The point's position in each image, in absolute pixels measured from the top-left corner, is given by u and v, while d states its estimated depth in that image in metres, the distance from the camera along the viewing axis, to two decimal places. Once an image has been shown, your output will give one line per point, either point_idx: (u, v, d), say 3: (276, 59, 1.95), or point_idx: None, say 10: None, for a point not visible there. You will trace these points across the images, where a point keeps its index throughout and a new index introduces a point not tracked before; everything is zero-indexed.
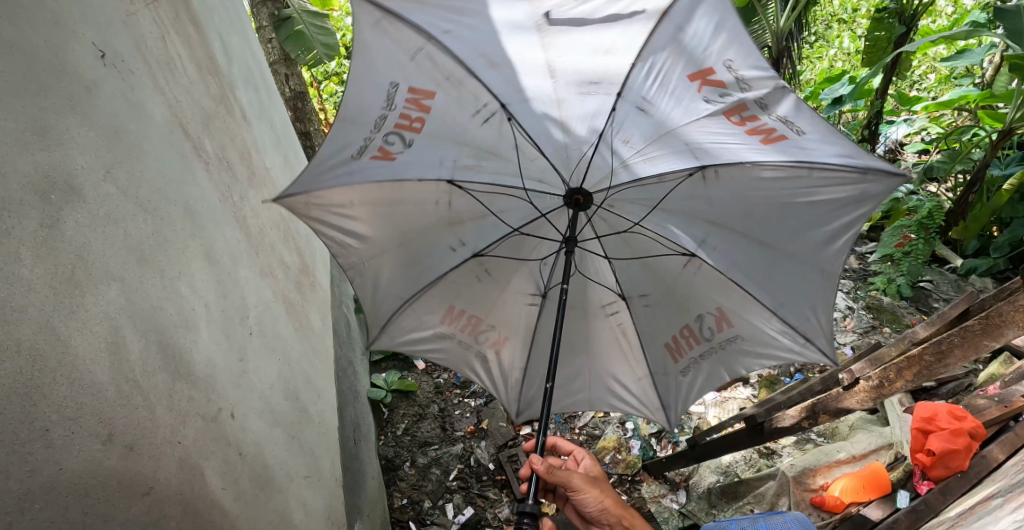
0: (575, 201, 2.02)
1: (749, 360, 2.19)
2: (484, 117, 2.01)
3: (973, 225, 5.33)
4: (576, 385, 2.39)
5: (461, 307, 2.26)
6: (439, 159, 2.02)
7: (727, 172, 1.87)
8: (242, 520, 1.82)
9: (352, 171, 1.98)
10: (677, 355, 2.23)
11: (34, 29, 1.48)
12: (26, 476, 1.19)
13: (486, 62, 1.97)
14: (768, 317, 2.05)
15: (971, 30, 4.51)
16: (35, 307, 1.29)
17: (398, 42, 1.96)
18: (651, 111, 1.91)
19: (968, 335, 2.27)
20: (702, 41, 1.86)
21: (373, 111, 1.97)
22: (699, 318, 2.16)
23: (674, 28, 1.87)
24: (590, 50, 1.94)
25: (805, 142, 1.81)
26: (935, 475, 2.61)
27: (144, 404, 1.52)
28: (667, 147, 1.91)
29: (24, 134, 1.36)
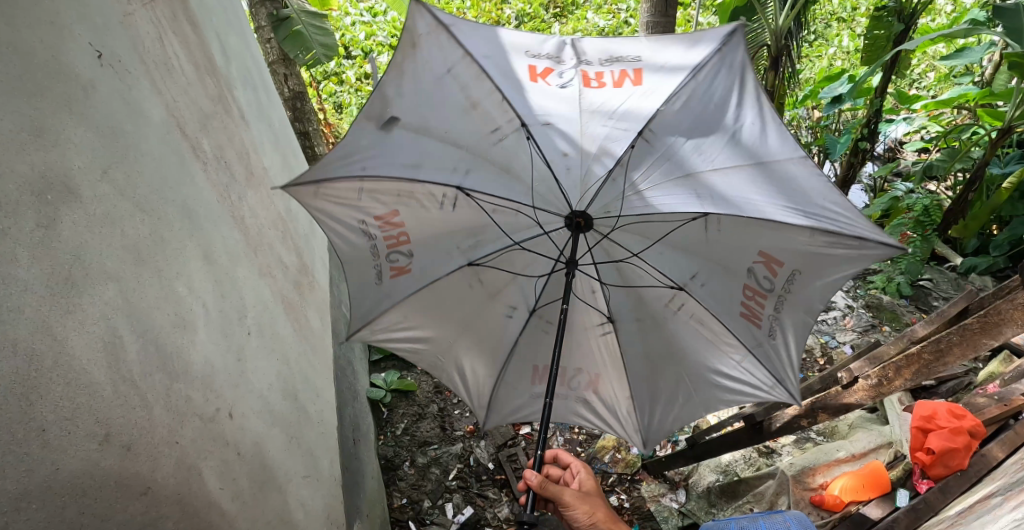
0: (576, 225, 1.98)
1: (821, 283, 1.97)
2: (451, 206, 2.08)
3: (972, 224, 5.33)
4: (675, 397, 2.23)
5: (544, 363, 2.33)
6: (448, 248, 2.18)
7: (661, 119, 1.93)
8: (241, 520, 1.82)
9: (382, 291, 2.24)
10: (756, 319, 2.03)
11: (30, 30, 1.48)
12: (23, 476, 1.19)
13: (415, 165, 2.05)
14: (807, 231, 1.86)
15: (970, 28, 4.51)
16: (31, 307, 1.29)
17: (342, 192, 2.08)
18: (558, 109, 2.04)
19: (967, 333, 2.28)
20: (530, 57, 2.14)
21: (363, 243, 2.18)
22: (749, 272, 1.99)
23: (494, 59, 2.12)
24: (488, 95, 2.06)
25: (660, 64, 2.05)
26: (934, 474, 2.61)
27: (141, 404, 1.52)
28: (599, 122, 1.99)
29: (20, 134, 1.36)
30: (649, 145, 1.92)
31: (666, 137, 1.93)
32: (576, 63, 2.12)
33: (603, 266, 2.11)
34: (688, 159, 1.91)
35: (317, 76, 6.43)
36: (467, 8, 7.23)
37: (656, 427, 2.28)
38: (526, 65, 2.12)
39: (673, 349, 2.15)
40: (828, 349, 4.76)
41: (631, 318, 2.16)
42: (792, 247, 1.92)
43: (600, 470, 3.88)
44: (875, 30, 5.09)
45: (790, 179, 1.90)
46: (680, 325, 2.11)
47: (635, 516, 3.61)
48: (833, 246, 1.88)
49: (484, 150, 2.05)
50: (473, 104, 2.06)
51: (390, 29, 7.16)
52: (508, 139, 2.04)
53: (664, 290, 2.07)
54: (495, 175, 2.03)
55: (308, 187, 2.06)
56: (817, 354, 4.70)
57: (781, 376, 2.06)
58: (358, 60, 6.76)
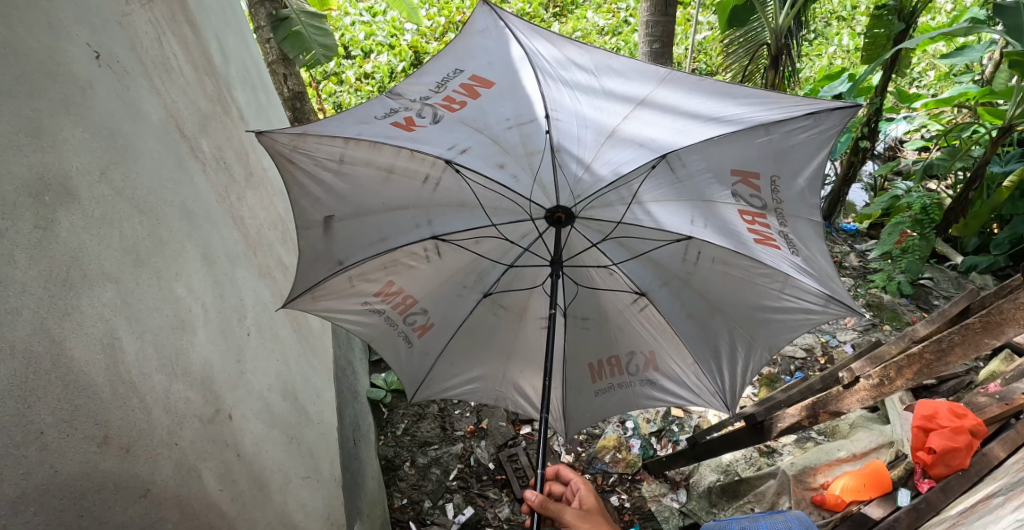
0: (558, 220, 1.95)
1: (803, 180, 1.91)
2: (437, 255, 2.12)
3: (973, 222, 5.39)
4: (736, 347, 2.11)
5: (593, 360, 2.25)
6: (458, 291, 2.19)
7: (547, 102, 2.01)
8: (240, 522, 1.81)
9: (418, 351, 2.27)
10: (772, 242, 1.93)
11: (26, 29, 1.47)
12: (21, 479, 1.18)
13: (383, 237, 2.07)
14: (760, 128, 1.84)
15: (970, 27, 4.49)
16: (28, 309, 1.28)
17: (333, 286, 2.12)
18: (457, 136, 1.95)
19: (969, 333, 2.26)
20: (384, 119, 2.00)
21: (377, 320, 2.23)
22: (736, 198, 1.93)
23: (358, 126, 1.96)
24: (414, 140, 1.93)
25: (480, 62, 2.12)
26: (935, 473, 2.61)
27: (140, 406, 1.51)
28: (502, 124, 2.00)
29: (17, 135, 1.35)
30: (560, 125, 1.98)
31: (565, 116, 1.99)
32: (421, 102, 2.05)
33: (603, 245, 2.04)
34: (598, 127, 1.96)
35: (316, 76, 6.43)
36: (466, 8, 7.23)
37: (731, 385, 2.16)
38: (390, 125, 1.97)
39: (708, 301, 2.05)
40: (828, 348, 4.74)
41: (658, 286, 2.06)
42: (758, 154, 1.88)
43: (601, 470, 3.87)
44: (875, 29, 5.07)
45: (687, 100, 1.95)
46: (707, 274, 2.00)
47: (636, 516, 3.61)
48: (792, 133, 1.86)
49: (428, 199, 2.04)
50: (389, 169, 1.98)
51: (389, 28, 7.14)
52: (443, 180, 2.00)
53: (673, 247, 1.96)
54: (454, 212, 2.06)
55: (305, 297, 2.12)
56: (818, 353, 4.68)
57: (830, 290, 1.90)
58: (358, 60, 6.76)
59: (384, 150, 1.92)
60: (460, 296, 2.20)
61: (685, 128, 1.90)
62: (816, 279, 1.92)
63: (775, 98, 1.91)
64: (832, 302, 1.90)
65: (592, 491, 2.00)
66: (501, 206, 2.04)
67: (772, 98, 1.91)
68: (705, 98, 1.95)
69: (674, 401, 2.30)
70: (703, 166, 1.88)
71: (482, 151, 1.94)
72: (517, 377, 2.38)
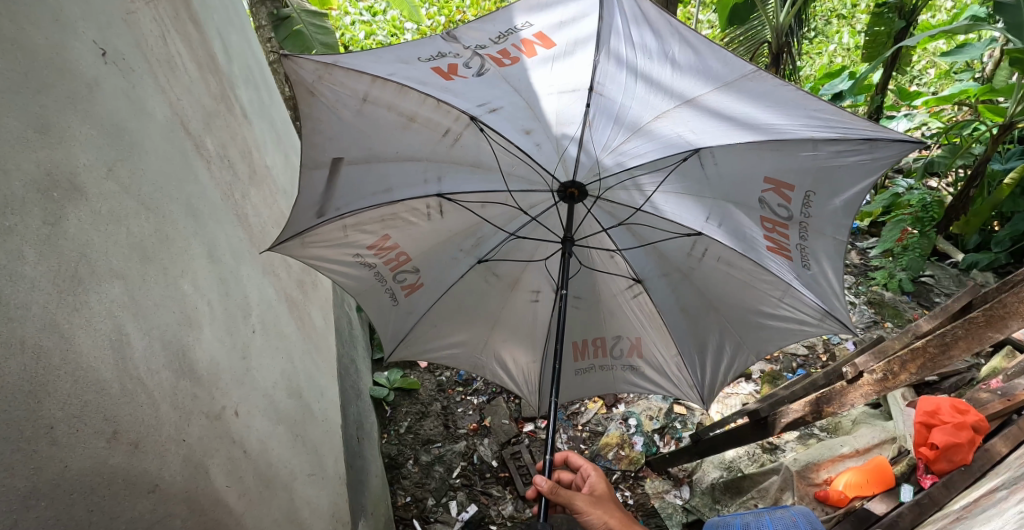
0: (570, 195, 1.99)
1: (838, 202, 1.91)
2: (439, 214, 2.12)
3: (974, 219, 5.44)
4: (725, 345, 2.22)
5: (581, 338, 2.35)
6: (454, 254, 2.22)
7: (602, 74, 1.89)
8: (248, 518, 1.82)
9: (402, 309, 2.30)
10: (785, 252, 1.98)
11: (34, 27, 1.47)
12: (32, 474, 1.19)
13: (388, 189, 2.07)
14: (809, 143, 1.80)
15: (971, 24, 4.48)
16: (38, 304, 1.29)
17: (325, 235, 2.12)
18: (492, 93, 1.92)
19: (972, 326, 2.26)
20: (427, 63, 1.95)
21: (367, 274, 2.24)
22: (762, 204, 1.94)
23: (397, 66, 1.92)
24: (444, 91, 1.90)
25: (553, 15, 1.95)
26: (938, 469, 2.62)
27: (148, 402, 1.52)
28: (542, 91, 1.92)
29: (25, 132, 1.35)
30: (605, 98, 1.89)
31: (616, 90, 1.89)
32: (473, 50, 1.96)
33: (613, 230, 2.10)
34: (645, 106, 1.88)
35: None
36: (466, 7, 7.22)
37: (709, 380, 2.29)
38: (430, 71, 1.93)
39: (706, 297, 2.12)
40: (830, 346, 4.73)
41: (658, 275, 2.13)
42: (799, 166, 1.86)
43: (605, 466, 3.87)
44: (876, 27, 5.06)
45: (755, 93, 1.84)
46: (709, 271, 2.07)
47: (639, 513, 3.61)
48: (844, 154, 1.81)
49: (444, 154, 2.03)
50: (411, 117, 1.95)
51: (389, 28, 7.13)
52: (463, 136, 1.98)
53: (681, 240, 2.02)
54: (468, 173, 2.06)
55: (294, 242, 2.10)
56: (820, 350, 4.68)
57: (829, 307, 1.99)
58: None
59: (410, 95, 1.89)
60: (454, 259, 2.23)
61: (733, 124, 1.85)
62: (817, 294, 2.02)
63: (847, 117, 1.79)
64: (828, 317, 2.00)
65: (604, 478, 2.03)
66: (517, 172, 2.04)
67: (842, 117, 1.79)
68: (776, 95, 1.83)
69: (648, 387, 2.41)
70: (736, 166, 1.88)
71: (512, 116, 1.91)
72: (500, 350, 2.41)
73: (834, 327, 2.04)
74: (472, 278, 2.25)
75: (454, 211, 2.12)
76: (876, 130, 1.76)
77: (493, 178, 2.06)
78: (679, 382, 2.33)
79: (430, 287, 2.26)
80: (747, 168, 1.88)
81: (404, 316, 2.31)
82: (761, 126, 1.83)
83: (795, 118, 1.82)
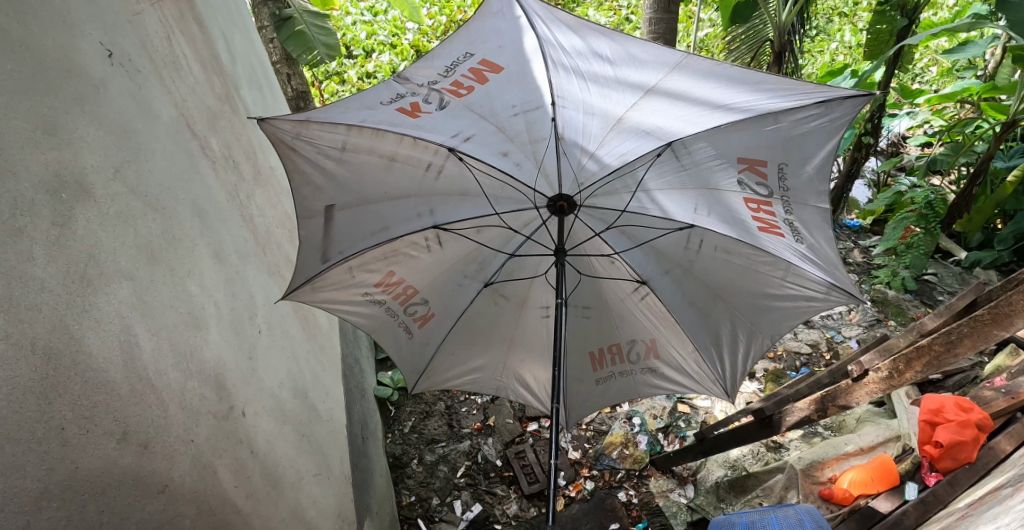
0: (560, 209, 1.97)
1: (811, 169, 1.94)
2: (438, 244, 2.13)
3: (977, 217, 5.42)
4: (738, 334, 2.16)
5: (597, 347, 2.31)
6: (459, 281, 2.20)
7: (557, 84, 2.00)
8: (255, 518, 1.83)
9: (419, 341, 2.27)
10: (776, 229, 1.98)
11: (41, 29, 1.48)
12: (43, 475, 1.19)
13: (385, 227, 2.07)
14: (770, 117, 1.88)
15: (974, 22, 4.48)
16: (48, 306, 1.29)
17: (333, 278, 2.12)
18: (461, 123, 1.97)
19: (978, 324, 2.28)
20: (390, 105, 2.00)
21: (378, 310, 2.23)
22: (741, 185, 1.98)
23: (360, 119, 1.94)
24: (417, 127, 1.94)
25: (490, 44, 2.09)
26: (942, 467, 2.62)
27: (156, 402, 1.52)
28: (508, 110, 2.00)
29: (34, 134, 1.36)
30: (570, 107, 1.98)
31: (575, 100, 1.99)
32: (428, 87, 2.04)
33: (606, 234, 2.09)
34: (609, 109, 1.98)
35: (317, 76, 6.43)
36: (467, 7, 7.22)
37: (731, 372, 2.21)
38: (395, 112, 1.98)
39: (710, 288, 2.10)
40: (833, 343, 4.74)
41: (660, 273, 2.12)
42: (766, 142, 1.92)
43: (609, 466, 3.90)
44: (878, 25, 5.06)
45: (701, 83, 1.96)
46: (709, 262, 2.06)
47: (644, 512, 3.62)
48: (804, 120, 1.88)
49: (430, 188, 2.05)
50: (391, 157, 2.00)
51: (390, 28, 7.09)
52: (446, 167, 2.01)
53: (676, 235, 2.03)
54: (457, 202, 2.06)
55: (305, 287, 2.10)
56: (823, 348, 4.69)
57: (834, 278, 1.93)
58: (359, 60, 6.75)
59: (387, 137, 1.94)
60: (461, 286, 2.21)
61: (694, 114, 1.93)
62: (820, 268, 1.96)
63: (787, 84, 1.92)
64: (834, 290, 1.93)
65: None
66: (504, 195, 2.05)
67: (781, 90, 1.91)
68: (717, 80, 1.96)
69: (673, 387, 2.36)
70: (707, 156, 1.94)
71: (489, 141, 1.95)
72: (520, 369, 2.39)
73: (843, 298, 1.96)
74: (482, 303, 2.23)
75: (452, 240, 2.13)
76: (823, 90, 1.88)
77: (480, 204, 2.05)
78: (708, 381, 2.27)
79: (442, 314, 2.23)
80: (721, 154, 1.94)
81: (421, 348, 2.27)
82: (721, 111, 1.92)
83: (744, 99, 1.93)
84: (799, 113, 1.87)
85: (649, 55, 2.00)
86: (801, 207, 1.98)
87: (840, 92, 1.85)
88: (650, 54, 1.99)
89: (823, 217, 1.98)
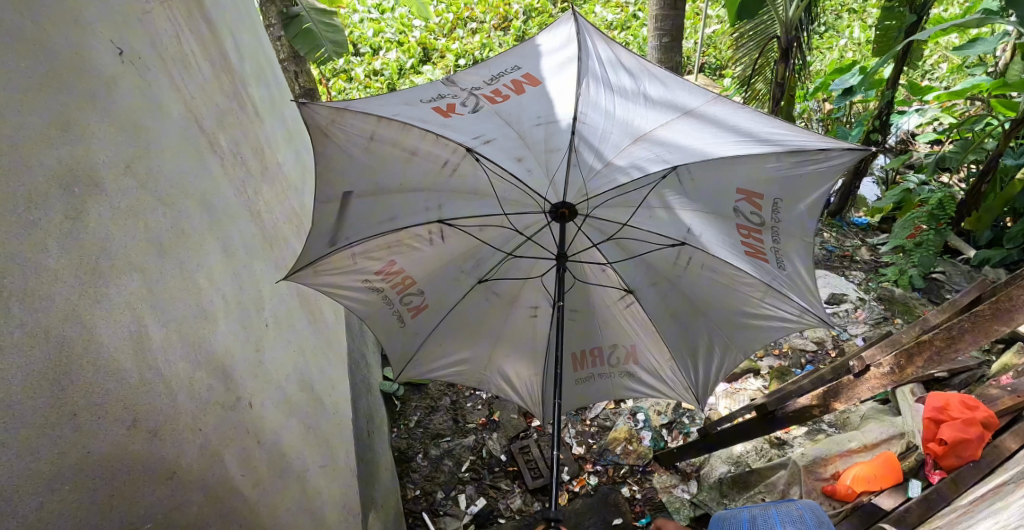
0: (561, 215, 2.00)
1: (804, 207, 1.97)
2: (440, 238, 2.12)
3: (986, 215, 5.36)
4: (713, 347, 2.19)
5: (578, 349, 2.34)
6: (455, 275, 2.21)
7: (585, 96, 2.01)
8: (261, 507, 1.86)
9: (410, 331, 2.27)
10: (762, 256, 2.00)
11: (54, 27, 1.50)
12: (56, 458, 1.22)
13: (392, 218, 2.08)
14: (773, 155, 1.89)
15: (983, 17, 4.46)
16: (62, 295, 1.32)
17: (337, 263, 2.11)
18: (486, 127, 2.01)
19: (979, 320, 2.28)
20: (429, 104, 2.08)
21: (375, 299, 2.22)
22: (736, 212, 1.99)
23: (392, 113, 1.99)
24: (440, 126, 1.98)
25: (539, 62, 2.16)
26: (947, 464, 2.66)
27: (166, 392, 1.56)
28: (531, 121, 2.01)
29: (48, 129, 1.39)
30: (594, 119, 1.99)
31: (599, 113, 2.00)
32: (469, 92, 2.12)
33: (603, 245, 2.12)
34: (631, 127, 1.99)
35: (324, 74, 6.48)
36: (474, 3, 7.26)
37: (703, 382, 2.26)
38: (431, 110, 2.05)
39: (693, 302, 2.12)
40: (839, 342, 4.72)
41: (647, 285, 2.14)
42: (765, 177, 1.93)
43: (613, 462, 3.92)
44: (886, 21, 5.04)
45: (725, 120, 2.00)
46: (696, 278, 2.08)
47: (647, 508, 3.63)
48: (804, 163, 1.90)
49: (443, 184, 2.05)
50: (412, 151, 2.01)
51: (397, 26, 7.11)
52: (461, 167, 2.02)
53: (668, 251, 2.06)
54: (465, 203, 2.06)
55: (305, 270, 2.08)
56: (829, 346, 4.68)
57: (807, 303, 1.98)
58: (366, 57, 6.78)
59: (412, 132, 1.96)
60: (456, 281, 2.22)
61: (710, 143, 1.94)
62: (796, 295, 2.00)
63: (807, 134, 1.94)
64: (806, 315, 1.98)
65: None
66: (513, 197, 2.05)
67: (797, 135, 1.94)
68: (740, 117, 2.00)
69: (648, 393, 2.39)
70: (706, 182, 1.95)
71: (507, 148, 1.96)
72: (503, 364, 2.38)
73: (814, 322, 2.00)
74: (473, 300, 2.25)
75: (455, 235, 2.13)
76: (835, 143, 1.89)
77: (489, 203, 2.06)
78: (679, 388, 2.31)
79: (435, 306, 2.24)
80: (718, 184, 1.96)
81: (410, 337, 2.27)
82: (735, 144, 1.93)
83: (763, 138, 1.94)
84: (798, 156, 1.89)
85: (684, 89, 2.05)
86: (790, 240, 2.00)
87: (841, 144, 1.87)
88: (686, 88, 2.05)
89: (808, 250, 2.00)
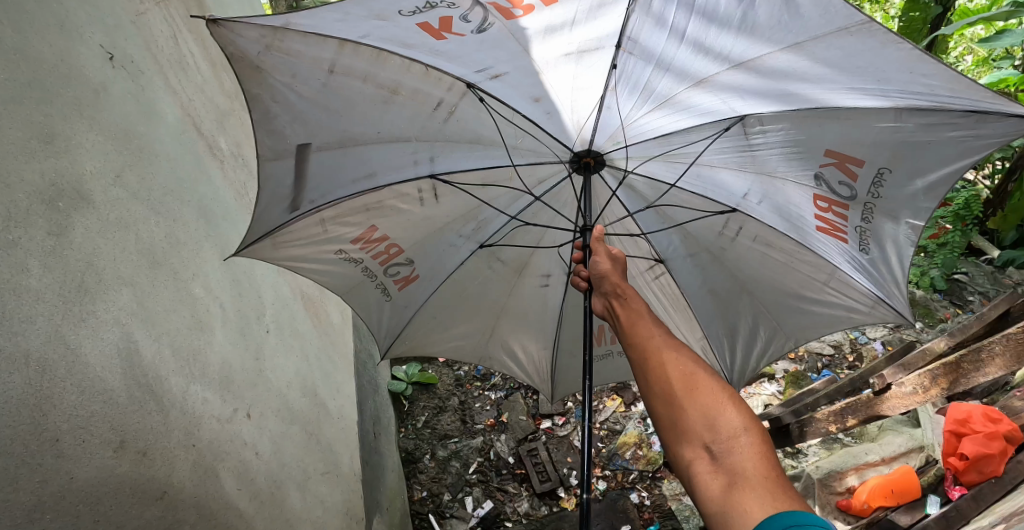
0: (586, 165, 1.85)
1: (921, 184, 1.73)
2: (433, 197, 1.94)
3: (1012, 217, 4.85)
4: (758, 337, 2.19)
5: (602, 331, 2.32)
6: (453, 242, 2.05)
7: (647, 22, 1.59)
8: (258, 520, 1.82)
9: (398, 304, 2.14)
10: (840, 233, 1.85)
11: (39, 36, 1.44)
12: (36, 488, 1.17)
13: (370, 172, 1.86)
14: (892, 111, 1.58)
15: (1013, 10, 4.24)
16: (44, 316, 1.27)
17: (301, 231, 1.92)
18: (497, 55, 1.63)
19: (1011, 342, 2.19)
20: (413, 18, 1.58)
21: (354, 269, 2.07)
22: (819, 180, 1.78)
23: (366, 31, 1.56)
24: (440, 54, 1.61)
25: None
26: (967, 480, 2.54)
27: (156, 409, 1.51)
28: (563, 50, 1.62)
29: (29, 142, 1.33)
30: (647, 52, 1.62)
31: (655, 45, 1.62)
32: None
33: (639, 214, 2.01)
34: (697, 65, 1.62)
35: None
36: None
37: (736, 366, 2.27)
38: (417, 28, 1.59)
39: (739, 283, 2.06)
40: (857, 346, 4.61)
41: (683, 255, 2.06)
42: (873, 139, 1.66)
43: (622, 467, 3.84)
44: (910, 13, 4.80)
45: (847, 61, 1.54)
46: (743, 252, 1.98)
47: (656, 514, 3.56)
48: (938, 128, 1.59)
49: (438, 130, 1.81)
50: (394, 88, 1.69)
51: None
52: (459, 107, 1.75)
53: (714, 219, 1.94)
54: (465, 150, 1.86)
55: (265, 242, 1.90)
56: (846, 350, 4.57)
57: (884, 293, 1.90)
58: None
59: (392, 61, 1.61)
60: (453, 247, 2.06)
61: (790, 97, 1.63)
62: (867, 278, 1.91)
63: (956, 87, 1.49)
64: (882, 304, 1.92)
65: (615, 252, 1.61)
66: (523, 145, 1.87)
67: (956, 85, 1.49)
68: (871, 57, 1.52)
69: None
70: (784, 138, 1.72)
71: (525, 82, 1.67)
72: (512, 346, 2.33)
73: (889, 313, 1.97)
74: (474, 265, 2.11)
75: (449, 194, 1.95)
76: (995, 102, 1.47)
77: (496, 154, 1.88)
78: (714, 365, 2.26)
79: (428, 278, 2.09)
80: (806, 141, 1.71)
81: (399, 311, 2.16)
82: (843, 95, 1.58)
83: (891, 88, 1.54)
84: (933, 116, 1.56)
85: (815, 4, 1.50)
86: (882, 220, 1.80)
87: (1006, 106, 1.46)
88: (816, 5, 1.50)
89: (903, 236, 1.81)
